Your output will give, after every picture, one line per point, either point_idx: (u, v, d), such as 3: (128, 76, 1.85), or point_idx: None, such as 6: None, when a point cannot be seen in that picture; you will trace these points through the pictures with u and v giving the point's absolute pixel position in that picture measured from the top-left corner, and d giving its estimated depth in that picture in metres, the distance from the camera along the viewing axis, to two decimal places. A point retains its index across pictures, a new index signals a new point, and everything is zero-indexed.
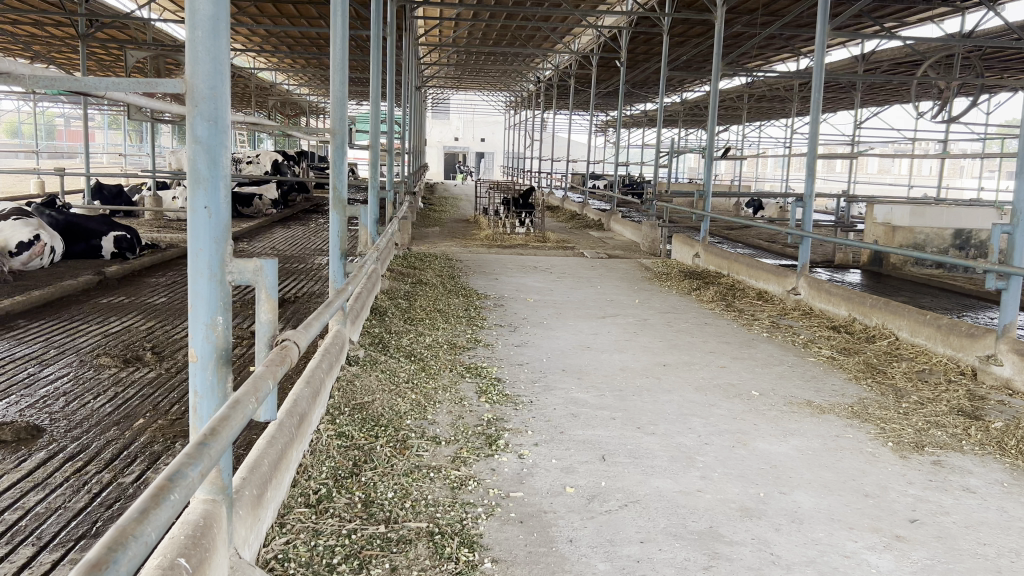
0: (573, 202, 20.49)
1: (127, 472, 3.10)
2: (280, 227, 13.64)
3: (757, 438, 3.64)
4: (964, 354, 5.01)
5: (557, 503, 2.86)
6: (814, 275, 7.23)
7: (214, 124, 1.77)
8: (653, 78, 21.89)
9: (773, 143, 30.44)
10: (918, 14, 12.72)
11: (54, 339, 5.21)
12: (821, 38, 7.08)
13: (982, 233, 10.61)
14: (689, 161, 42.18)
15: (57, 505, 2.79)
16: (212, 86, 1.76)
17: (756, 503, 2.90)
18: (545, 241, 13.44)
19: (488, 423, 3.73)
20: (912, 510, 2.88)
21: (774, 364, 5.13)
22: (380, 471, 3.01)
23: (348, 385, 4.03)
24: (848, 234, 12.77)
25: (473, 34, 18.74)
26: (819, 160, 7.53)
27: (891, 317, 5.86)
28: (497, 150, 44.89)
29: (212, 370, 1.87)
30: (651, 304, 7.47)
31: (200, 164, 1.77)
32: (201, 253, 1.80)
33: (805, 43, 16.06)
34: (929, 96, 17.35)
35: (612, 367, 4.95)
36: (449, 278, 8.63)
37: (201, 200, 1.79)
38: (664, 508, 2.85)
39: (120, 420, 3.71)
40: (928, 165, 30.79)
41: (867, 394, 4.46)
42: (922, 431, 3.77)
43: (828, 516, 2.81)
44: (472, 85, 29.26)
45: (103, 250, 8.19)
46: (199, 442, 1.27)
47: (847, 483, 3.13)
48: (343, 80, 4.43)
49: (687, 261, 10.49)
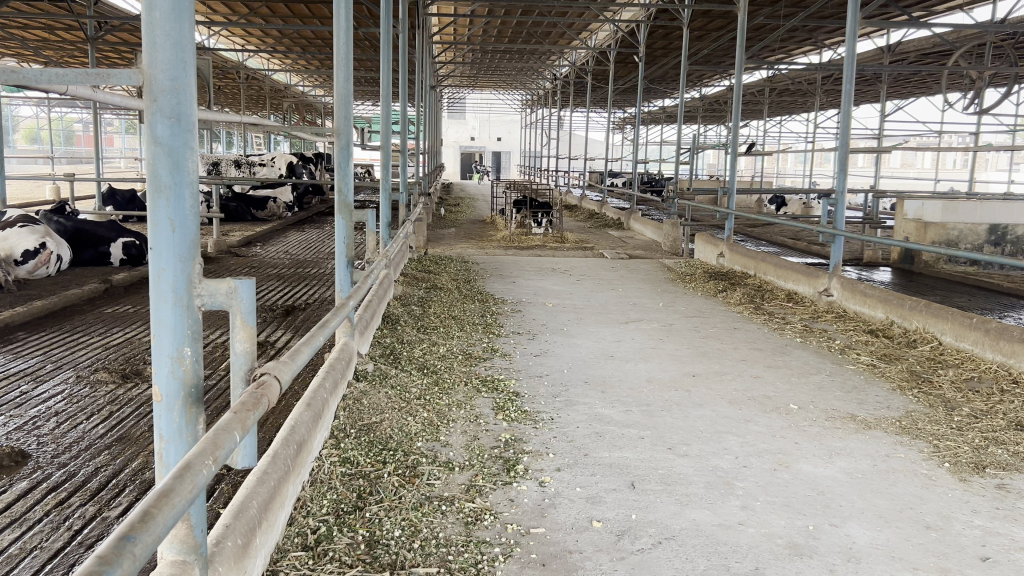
0: (591, 201, 20.25)
1: (114, 504, 2.84)
2: (294, 231, 13.46)
3: (801, 459, 3.31)
4: (1016, 360, 4.63)
5: (583, 541, 2.57)
6: (848, 276, 6.86)
7: (177, 122, 1.46)
8: (672, 73, 21.55)
9: (795, 138, 29.93)
10: (947, 2, 12.24)
11: (53, 352, 4.98)
12: (853, 25, 6.65)
13: (1020, 227, 10.16)
14: (710, 157, 41.71)
15: (33, 545, 2.54)
16: (173, 77, 1.45)
17: (806, 539, 2.59)
18: (563, 241, 13.15)
19: (506, 445, 3.44)
20: (981, 545, 2.56)
21: (810, 373, 4.79)
22: (387, 506, 2.73)
23: (355, 403, 3.75)
24: (877, 229, 12.38)
25: (489, 31, 18.50)
26: (852, 152, 7.09)
27: (932, 320, 5.50)
28: (513, 149, 44.43)
29: (179, 412, 1.57)
30: (676, 308, 7.15)
31: (161, 169, 1.46)
32: (164, 273, 1.49)
33: (828, 35, 15.62)
34: (959, 86, 16.82)
35: (638, 379, 4.64)
36: (465, 282, 8.35)
37: (164, 212, 1.47)
38: (702, 545, 2.55)
39: (113, 443, 3.44)
40: (953, 159, 30.11)
41: (914, 406, 4.10)
42: (981, 450, 3.39)
43: (888, 555, 2.49)
44: (489, 85, 29.09)
45: (111, 257, 7.99)
46: (118, 536, 0.96)
47: (905, 512, 2.79)
48: (348, 76, 4.12)
49: (711, 261, 10.13)
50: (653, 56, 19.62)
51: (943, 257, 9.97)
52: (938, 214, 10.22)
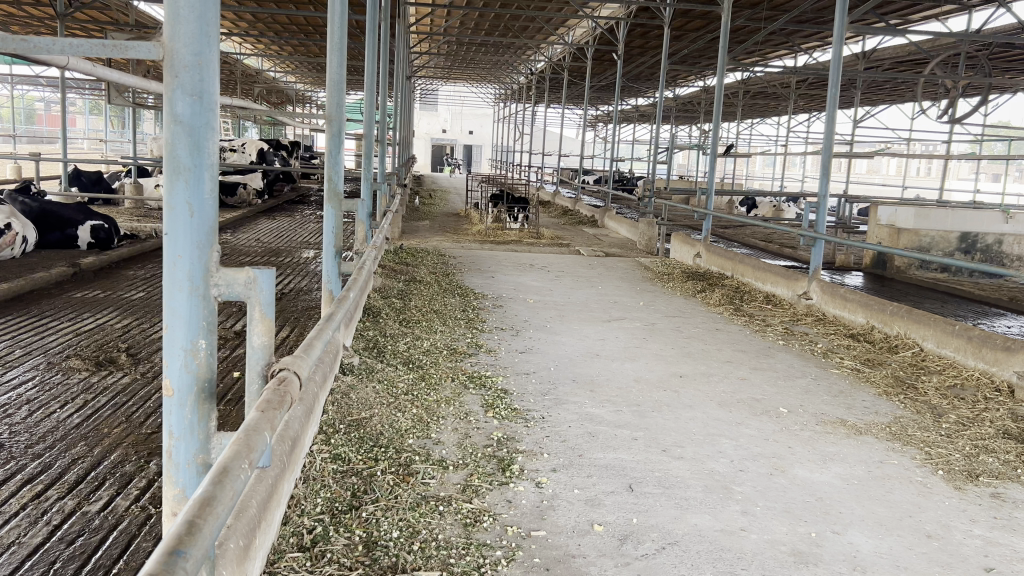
0: (565, 197, 20.23)
1: (94, 498, 2.70)
2: (265, 218, 13.19)
3: (795, 463, 3.30)
4: (999, 368, 4.68)
5: (586, 545, 2.51)
6: (827, 280, 6.91)
7: (199, 100, 1.35)
8: (648, 72, 21.64)
9: (767, 142, 30.27)
10: (921, 13, 12.42)
11: (20, 337, 4.77)
12: (841, 29, 6.67)
13: (988, 236, 10.40)
14: (682, 157, 41.94)
15: (10, 540, 2.40)
16: (197, 52, 1.34)
17: (809, 546, 2.57)
18: (539, 237, 13.09)
19: (498, 444, 3.37)
20: (983, 556, 2.56)
21: (796, 376, 4.80)
22: (383, 505, 2.64)
23: (343, 397, 3.66)
24: (849, 234, 12.52)
25: (467, 23, 18.35)
26: (835, 156, 7.11)
27: (913, 326, 5.55)
28: (485, 143, 44.28)
29: (192, 407, 1.47)
30: (656, 306, 7.15)
31: (181, 150, 1.36)
32: (180, 260, 1.39)
33: (804, 40, 15.76)
34: (931, 95, 17.08)
35: (625, 379, 4.60)
36: (444, 276, 8.24)
37: (181, 195, 1.37)
38: (706, 552, 2.51)
39: (89, 434, 3.28)
40: (918, 167, 30.69)
41: (902, 413, 4.12)
42: (972, 458, 3.41)
43: (892, 564, 2.48)
44: (464, 77, 28.87)
45: (78, 240, 7.69)
46: (170, 550, 0.92)
47: (904, 520, 2.79)
48: (342, 62, 3.98)
49: (687, 261, 10.16)
50: (630, 54, 19.67)
51: (915, 262, 10.15)
52: (910, 220, 10.39)
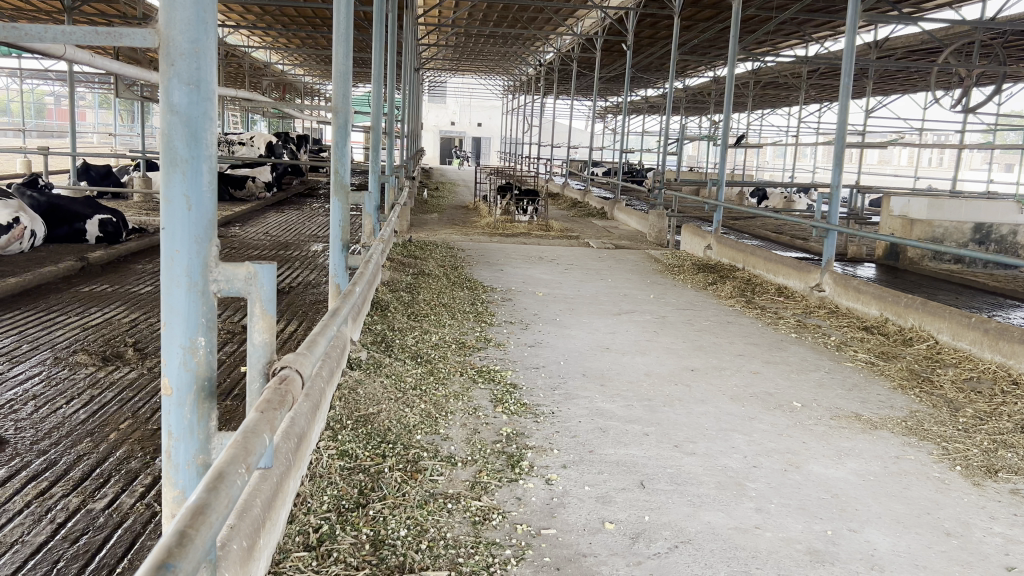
0: (573, 189, 20.13)
1: (99, 495, 2.67)
2: (274, 211, 13.15)
3: (810, 459, 3.24)
4: (1016, 361, 4.60)
5: (597, 543, 2.47)
6: (840, 272, 6.81)
7: (196, 89, 1.30)
8: (658, 62, 21.45)
9: (778, 132, 30.07)
10: (936, 0, 12.21)
11: (28, 332, 4.75)
12: (854, 17, 6.54)
13: (1003, 227, 10.26)
14: (691, 148, 41.66)
15: (13, 539, 2.37)
16: (193, 39, 1.29)
17: (825, 544, 2.52)
18: (548, 229, 13.01)
19: (507, 440, 3.32)
20: (1004, 554, 2.50)
21: (809, 369, 4.73)
22: (390, 503, 2.60)
23: (351, 393, 3.62)
24: (861, 225, 12.38)
25: (476, 14, 18.25)
26: (848, 146, 6.99)
27: (929, 318, 5.47)
28: (494, 134, 44.20)
29: (191, 406, 1.43)
30: (667, 299, 7.08)
31: (177, 142, 1.31)
32: (177, 256, 1.34)
33: (817, 29, 15.56)
34: (944, 83, 16.83)
35: (636, 373, 4.54)
36: (452, 269, 8.19)
37: (179, 188, 1.33)
38: (720, 550, 2.46)
39: (95, 429, 3.26)
40: (931, 157, 30.34)
41: (918, 406, 4.05)
42: (991, 453, 3.34)
43: (910, 563, 2.43)
44: (473, 69, 28.75)
45: (87, 234, 7.70)
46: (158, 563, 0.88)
47: (922, 517, 2.73)
48: (349, 51, 3.93)
49: (697, 253, 10.07)
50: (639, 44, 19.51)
51: (928, 253, 10.01)
52: (924, 210, 10.24)
